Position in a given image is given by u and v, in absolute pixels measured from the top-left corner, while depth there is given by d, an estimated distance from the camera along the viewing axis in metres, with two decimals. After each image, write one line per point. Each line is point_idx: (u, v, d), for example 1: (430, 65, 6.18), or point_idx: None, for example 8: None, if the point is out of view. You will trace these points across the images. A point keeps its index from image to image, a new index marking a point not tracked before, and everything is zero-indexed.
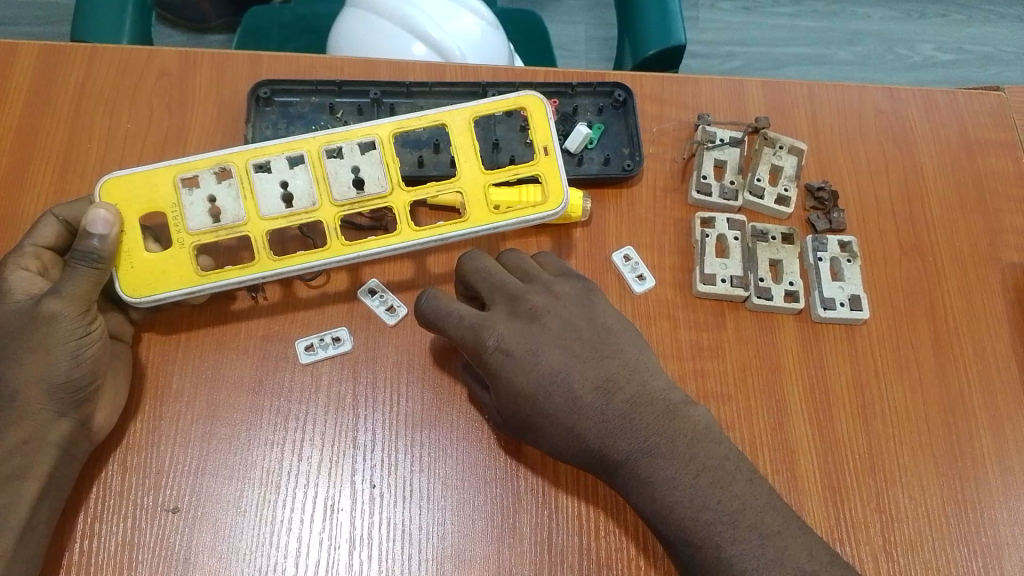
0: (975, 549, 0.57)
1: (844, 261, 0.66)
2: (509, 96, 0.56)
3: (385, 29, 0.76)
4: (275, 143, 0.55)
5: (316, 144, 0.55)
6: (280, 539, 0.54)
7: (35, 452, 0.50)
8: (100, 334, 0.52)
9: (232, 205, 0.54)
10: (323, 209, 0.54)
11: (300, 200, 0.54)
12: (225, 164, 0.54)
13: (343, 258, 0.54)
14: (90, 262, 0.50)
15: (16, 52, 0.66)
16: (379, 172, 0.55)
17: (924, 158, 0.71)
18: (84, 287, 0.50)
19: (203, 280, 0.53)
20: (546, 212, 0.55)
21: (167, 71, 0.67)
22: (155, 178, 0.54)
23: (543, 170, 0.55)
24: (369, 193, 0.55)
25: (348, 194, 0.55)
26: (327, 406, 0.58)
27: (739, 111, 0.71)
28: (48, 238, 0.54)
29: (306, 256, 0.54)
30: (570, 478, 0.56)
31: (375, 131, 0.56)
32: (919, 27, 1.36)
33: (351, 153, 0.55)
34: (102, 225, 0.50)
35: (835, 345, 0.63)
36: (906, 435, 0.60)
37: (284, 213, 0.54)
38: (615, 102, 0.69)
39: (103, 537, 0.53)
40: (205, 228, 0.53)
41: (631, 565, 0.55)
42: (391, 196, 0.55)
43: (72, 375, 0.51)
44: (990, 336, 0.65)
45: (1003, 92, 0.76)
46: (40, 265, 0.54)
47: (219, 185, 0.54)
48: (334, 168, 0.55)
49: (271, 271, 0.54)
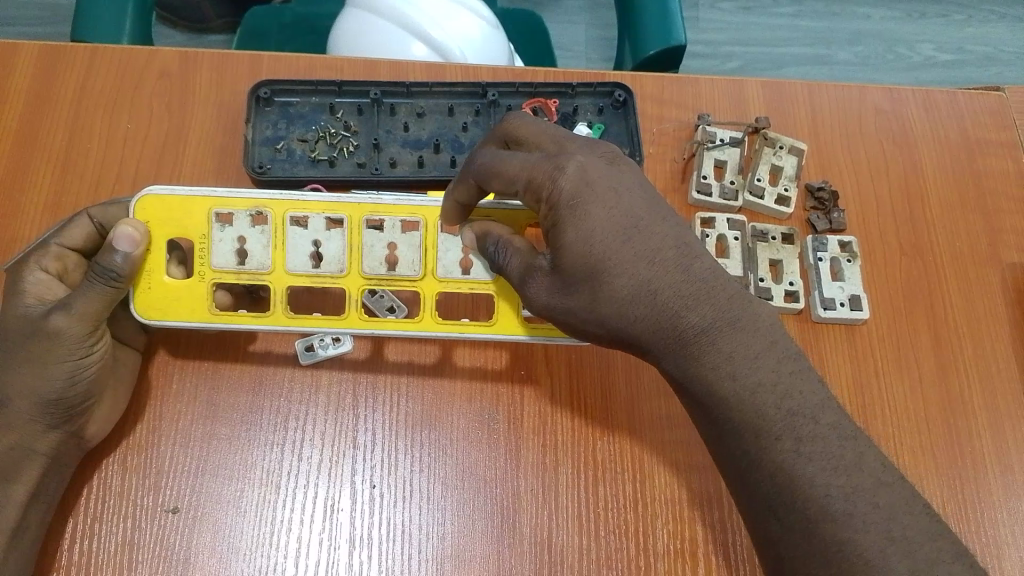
0: (975, 549, 0.57)
1: (844, 261, 0.66)
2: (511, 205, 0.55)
3: (385, 29, 0.76)
4: (318, 200, 0.54)
5: (360, 210, 0.54)
6: (280, 539, 0.54)
7: (24, 459, 0.50)
8: (101, 355, 0.52)
9: (261, 251, 0.53)
10: (350, 277, 0.54)
11: (329, 263, 0.54)
12: (264, 209, 0.54)
13: (356, 331, 0.54)
14: (107, 279, 0.49)
15: (17, 53, 0.66)
16: (415, 256, 0.55)
17: (924, 159, 0.71)
18: (95, 306, 0.50)
19: (214, 319, 0.53)
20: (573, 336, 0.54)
21: (168, 71, 0.67)
22: (191, 208, 0.53)
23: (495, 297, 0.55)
24: (400, 275, 0.54)
25: (378, 269, 0.54)
26: (327, 406, 0.58)
27: (738, 111, 0.71)
28: (77, 239, 0.54)
29: (320, 321, 0.54)
30: (570, 476, 0.57)
31: (421, 212, 0.55)
32: (919, 27, 1.36)
33: (391, 229, 0.55)
34: (128, 243, 0.50)
35: (835, 345, 0.63)
36: (906, 434, 0.60)
37: (309, 272, 0.54)
38: (615, 102, 0.69)
39: (103, 537, 0.53)
40: (228, 268, 0.53)
41: (631, 565, 0.54)
42: (422, 282, 0.55)
43: (65, 394, 0.51)
44: (990, 336, 0.65)
45: (1003, 92, 0.76)
46: (61, 267, 0.53)
47: (252, 228, 0.54)
48: (370, 240, 0.54)
49: (282, 326, 0.54)
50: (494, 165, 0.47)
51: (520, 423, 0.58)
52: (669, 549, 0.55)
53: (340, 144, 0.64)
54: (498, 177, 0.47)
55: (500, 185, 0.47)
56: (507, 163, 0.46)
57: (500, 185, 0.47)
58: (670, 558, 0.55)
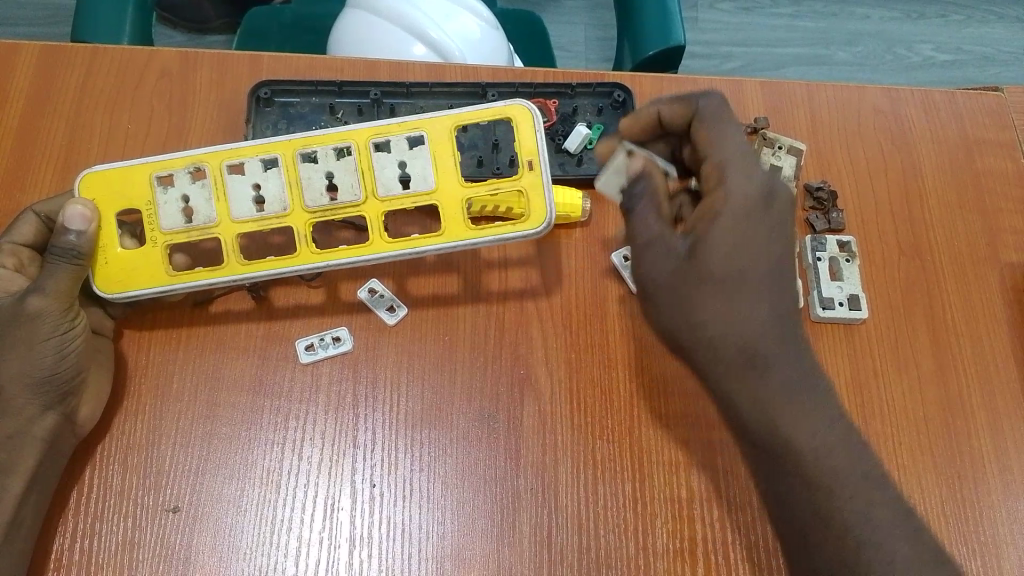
0: (974, 549, 0.57)
1: (843, 260, 0.66)
2: (494, 104, 0.53)
3: (384, 30, 0.76)
4: (249, 144, 0.53)
5: (292, 147, 0.53)
6: (280, 539, 0.54)
7: (21, 447, 0.51)
8: (84, 328, 0.53)
9: (204, 205, 0.53)
10: (295, 214, 0.53)
11: (272, 204, 0.53)
12: (200, 164, 0.53)
13: (310, 266, 0.53)
14: (70, 258, 0.51)
15: (16, 53, 0.66)
16: (353, 179, 0.53)
17: (924, 160, 0.71)
18: (67, 283, 0.51)
19: (174, 280, 0.53)
20: (526, 230, 0.53)
21: (167, 70, 0.67)
22: (131, 177, 0.53)
23: (442, 201, 0.53)
24: (341, 201, 0.53)
25: (321, 201, 0.53)
26: (327, 406, 0.58)
27: (738, 111, 0.71)
28: (27, 236, 0.55)
29: (275, 262, 0.53)
30: (570, 476, 0.57)
31: (351, 136, 0.53)
32: (919, 27, 1.36)
33: (326, 158, 0.53)
34: (80, 221, 0.51)
35: (835, 345, 0.63)
36: (905, 434, 0.60)
37: (255, 217, 0.53)
38: (615, 102, 0.69)
39: (103, 537, 0.53)
40: (176, 228, 0.53)
41: (631, 564, 0.55)
42: (365, 205, 0.53)
43: (59, 368, 0.52)
44: (989, 335, 0.65)
45: (1002, 93, 0.77)
46: (18, 262, 0.55)
47: (193, 184, 0.53)
48: (308, 173, 0.53)
49: (239, 275, 0.53)
50: (713, 123, 0.51)
51: (520, 422, 0.58)
52: (669, 549, 0.55)
53: None
54: (713, 131, 0.51)
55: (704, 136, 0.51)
56: (729, 135, 0.50)
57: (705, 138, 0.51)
58: (670, 558, 0.55)
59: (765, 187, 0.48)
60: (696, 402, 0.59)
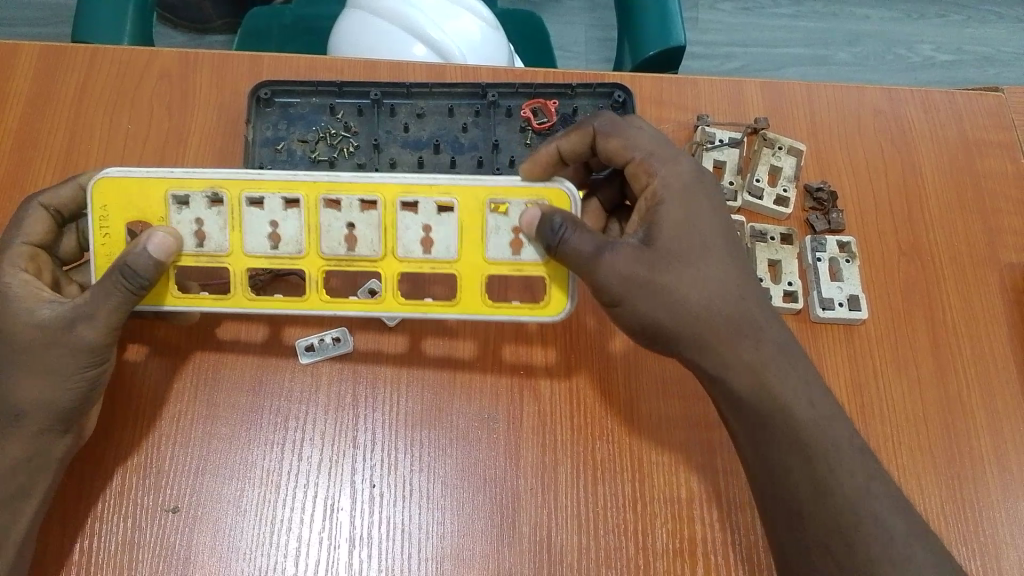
0: (974, 549, 0.57)
1: (843, 261, 0.66)
2: (534, 184, 0.52)
3: (385, 31, 0.76)
4: (274, 180, 0.52)
5: (316, 190, 0.52)
6: (280, 539, 0.54)
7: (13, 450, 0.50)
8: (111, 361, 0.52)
9: (218, 233, 0.52)
10: (309, 259, 0.53)
11: (287, 245, 0.52)
12: (219, 190, 0.52)
13: (317, 313, 0.53)
14: (135, 288, 0.48)
15: (15, 54, 0.67)
16: (374, 235, 0.52)
17: (924, 160, 0.71)
18: (113, 315, 0.49)
19: (179, 303, 0.53)
20: (541, 318, 0.53)
21: (167, 71, 0.67)
22: (147, 193, 0.52)
23: (461, 270, 0.53)
24: (359, 255, 0.52)
25: (337, 249, 0.52)
26: (327, 406, 0.58)
27: (738, 111, 0.71)
28: (39, 233, 0.54)
29: (281, 303, 0.53)
30: (570, 477, 0.57)
31: (378, 191, 0.52)
32: (919, 27, 1.36)
33: (349, 208, 0.52)
34: (162, 252, 0.49)
35: (834, 345, 0.63)
36: (904, 433, 0.60)
37: (267, 254, 0.53)
38: (615, 102, 0.67)
39: (103, 537, 0.53)
40: (187, 251, 0.52)
41: (630, 565, 0.55)
42: (382, 261, 0.53)
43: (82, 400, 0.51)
44: (989, 336, 0.65)
45: (1002, 93, 0.76)
46: (36, 267, 0.53)
47: (209, 210, 0.52)
48: (328, 220, 0.52)
49: (243, 309, 0.53)
50: (622, 132, 0.54)
51: (520, 423, 0.58)
52: (668, 549, 0.55)
53: (340, 144, 0.64)
54: (624, 138, 0.53)
55: (619, 146, 0.53)
56: (636, 131, 0.54)
57: (619, 147, 0.53)
58: (670, 557, 0.55)
59: (686, 166, 0.52)
60: (695, 403, 0.59)
